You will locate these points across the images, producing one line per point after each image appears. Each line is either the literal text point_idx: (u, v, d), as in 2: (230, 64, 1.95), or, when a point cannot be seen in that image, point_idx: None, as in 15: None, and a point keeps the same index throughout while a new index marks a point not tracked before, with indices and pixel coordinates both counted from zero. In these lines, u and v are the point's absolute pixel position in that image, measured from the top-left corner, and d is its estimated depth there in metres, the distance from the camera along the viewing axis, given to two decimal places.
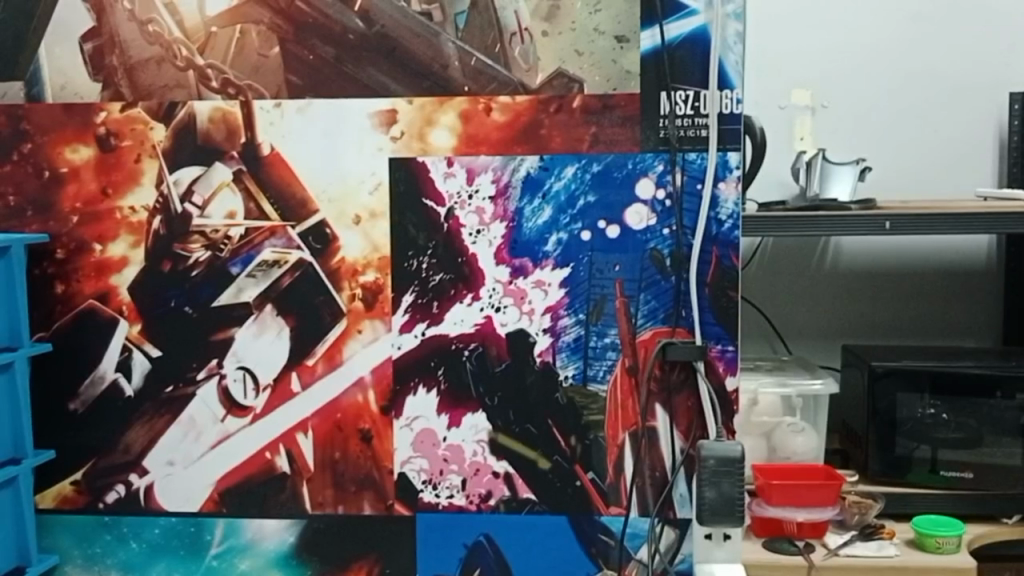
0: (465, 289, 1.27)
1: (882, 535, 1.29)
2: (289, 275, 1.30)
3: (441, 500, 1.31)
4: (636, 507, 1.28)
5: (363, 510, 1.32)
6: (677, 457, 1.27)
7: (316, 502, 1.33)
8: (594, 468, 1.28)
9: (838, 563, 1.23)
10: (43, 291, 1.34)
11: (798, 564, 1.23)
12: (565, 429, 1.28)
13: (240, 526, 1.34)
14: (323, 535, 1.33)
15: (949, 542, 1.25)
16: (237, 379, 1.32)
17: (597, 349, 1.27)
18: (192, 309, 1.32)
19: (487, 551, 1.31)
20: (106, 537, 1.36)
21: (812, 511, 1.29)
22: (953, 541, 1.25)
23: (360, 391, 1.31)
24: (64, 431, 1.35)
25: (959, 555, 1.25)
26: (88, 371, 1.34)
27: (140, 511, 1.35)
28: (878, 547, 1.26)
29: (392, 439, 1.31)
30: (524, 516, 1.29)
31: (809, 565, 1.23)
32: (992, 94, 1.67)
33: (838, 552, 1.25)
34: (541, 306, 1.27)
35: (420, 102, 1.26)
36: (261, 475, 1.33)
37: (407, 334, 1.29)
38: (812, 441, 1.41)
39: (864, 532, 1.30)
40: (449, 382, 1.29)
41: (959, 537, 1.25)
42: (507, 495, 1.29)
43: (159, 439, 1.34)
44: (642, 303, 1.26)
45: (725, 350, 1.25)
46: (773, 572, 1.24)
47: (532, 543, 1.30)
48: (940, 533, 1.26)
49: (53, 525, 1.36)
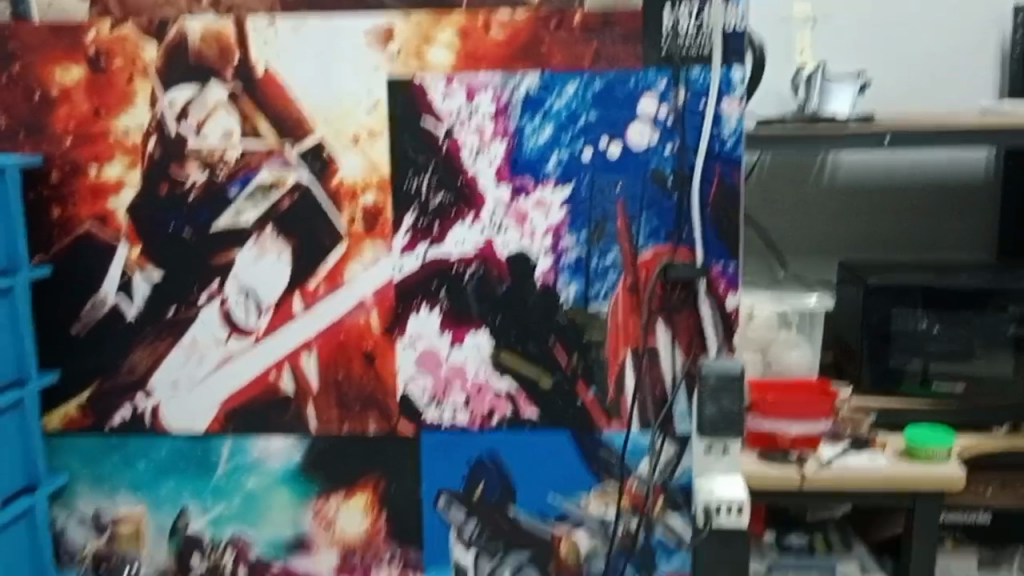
0: (466, 208, 1.27)
1: (873, 446, 1.33)
2: (288, 198, 1.29)
3: (444, 419, 1.32)
4: (637, 421, 1.29)
5: (368, 429, 1.33)
6: (678, 374, 1.28)
7: (322, 422, 1.33)
8: (595, 384, 1.29)
9: (829, 476, 1.26)
10: (40, 215, 1.32)
11: (789, 478, 1.26)
12: (567, 347, 1.29)
13: (246, 446, 1.35)
14: (328, 455, 1.34)
15: (939, 453, 1.28)
16: (239, 301, 1.32)
17: (599, 268, 1.27)
18: (191, 233, 1.31)
19: (490, 468, 1.32)
20: (114, 456, 1.37)
21: (808, 424, 1.32)
22: (943, 451, 1.28)
23: (362, 312, 1.30)
24: (67, 355, 1.36)
25: (948, 465, 1.28)
26: (88, 296, 1.34)
27: (147, 432, 1.36)
28: (868, 458, 1.29)
29: (395, 360, 1.31)
30: (526, 432, 1.31)
31: (801, 480, 1.26)
32: (996, 5, 1.64)
33: (831, 464, 1.27)
34: (542, 226, 1.26)
35: (416, 19, 1.23)
36: (266, 396, 1.34)
37: (408, 255, 1.28)
38: (807, 355, 1.44)
39: (855, 443, 1.34)
40: (450, 303, 1.29)
41: (948, 447, 1.28)
42: (510, 414, 1.30)
43: (164, 362, 1.34)
44: (643, 223, 1.25)
45: (726, 267, 1.25)
46: (765, 486, 1.27)
47: (535, 459, 1.31)
48: (929, 444, 1.29)
49: (61, 445, 1.38)
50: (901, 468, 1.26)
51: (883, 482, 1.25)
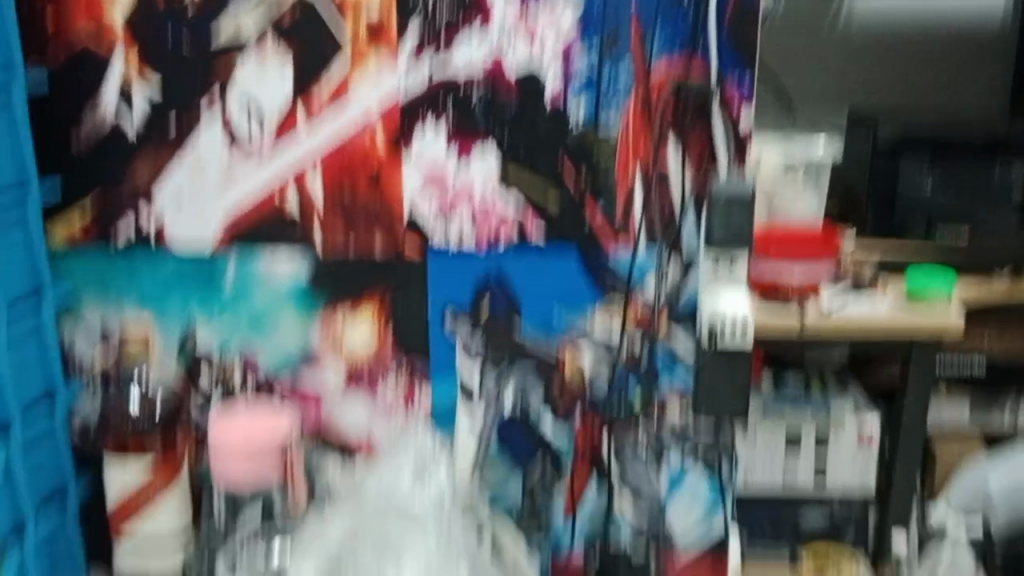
0: (476, 14, 1.17)
1: (874, 288, 1.25)
2: (289, 17, 1.19)
3: (450, 239, 1.23)
4: (643, 241, 1.23)
5: (375, 248, 1.24)
6: (687, 195, 1.22)
7: (329, 243, 1.24)
8: (603, 198, 1.22)
9: (831, 323, 1.19)
10: (33, 26, 1.21)
11: (789, 325, 1.19)
12: (574, 159, 1.21)
13: (251, 261, 1.25)
14: (334, 277, 1.25)
15: (942, 297, 1.24)
16: (241, 112, 1.21)
17: (610, 83, 1.19)
18: (188, 51, 1.20)
19: (498, 292, 1.24)
20: (118, 267, 1.26)
21: (807, 266, 1.23)
22: (945, 296, 1.24)
23: (369, 131, 1.21)
24: (67, 178, 1.24)
25: (949, 308, 1.23)
26: (87, 114, 1.23)
27: (151, 248, 1.25)
28: (871, 304, 1.23)
29: (401, 177, 1.22)
30: (538, 250, 1.23)
31: (801, 327, 1.20)
32: None
33: (834, 312, 1.21)
34: (553, 40, 1.18)
35: None
36: (271, 217, 1.23)
37: (416, 66, 1.19)
38: (814, 202, 1.29)
39: (856, 286, 1.26)
40: (455, 116, 1.20)
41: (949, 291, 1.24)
42: (517, 241, 1.22)
43: (165, 175, 1.23)
44: (657, 33, 1.18)
45: (741, 80, 1.20)
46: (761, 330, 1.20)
47: (543, 281, 1.23)
48: (932, 288, 1.24)
49: (66, 257, 1.26)
50: (905, 314, 1.21)
51: (887, 328, 1.20)
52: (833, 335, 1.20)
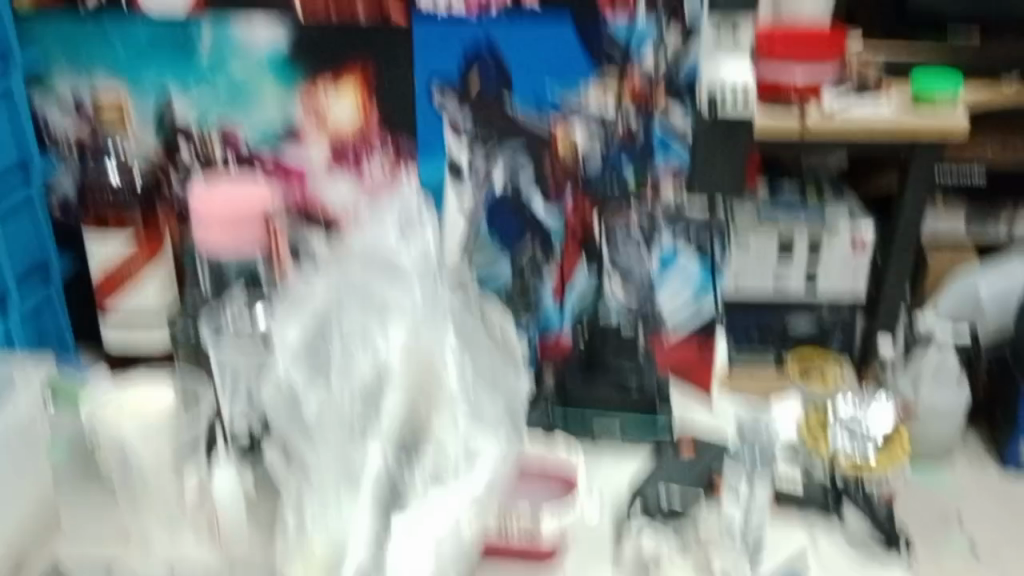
0: None
1: (876, 92, 1.34)
2: None
3: (439, 4, 1.14)
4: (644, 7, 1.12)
5: (358, 15, 1.15)
6: None
7: (309, 8, 1.15)
8: None
9: (832, 125, 1.27)
10: None
11: (791, 129, 1.26)
12: None
13: (225, 26, 1.16)
14: (314, 44, 1.17)
15: (945, 101, 1.32)
16: None
17: None
18: None
19: (488, 61, 1.17)
20: (88, 36, 1.18)
21: (811, 66, 1.21)
22: (950, 99, 1.32)
23: None
24: None
25: (954, 110, 1.32)
26: None
27: (123, 14, 1.17)
28: (873, 105, 1.31)
29: None
30: (534, 13, 1.14)
31: (801, 130, 1.27)
32: None
33: (836, 114, 1.28)
34: None
35: None
36: None
37: None
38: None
39: (858, 88, 1.34)
40: None
41: (954, 92, 1.32)
42: (511, 6, 1.14)
43: None
44: None
45: None
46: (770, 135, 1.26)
47: (537, 48, 1.16)
48: (936, 91, 1.32)
49: (34, 24, 1.18)
50: (905, 116, 1.30)
51: (883, 128, 1.30)
52: (831, 136, 1.28)
